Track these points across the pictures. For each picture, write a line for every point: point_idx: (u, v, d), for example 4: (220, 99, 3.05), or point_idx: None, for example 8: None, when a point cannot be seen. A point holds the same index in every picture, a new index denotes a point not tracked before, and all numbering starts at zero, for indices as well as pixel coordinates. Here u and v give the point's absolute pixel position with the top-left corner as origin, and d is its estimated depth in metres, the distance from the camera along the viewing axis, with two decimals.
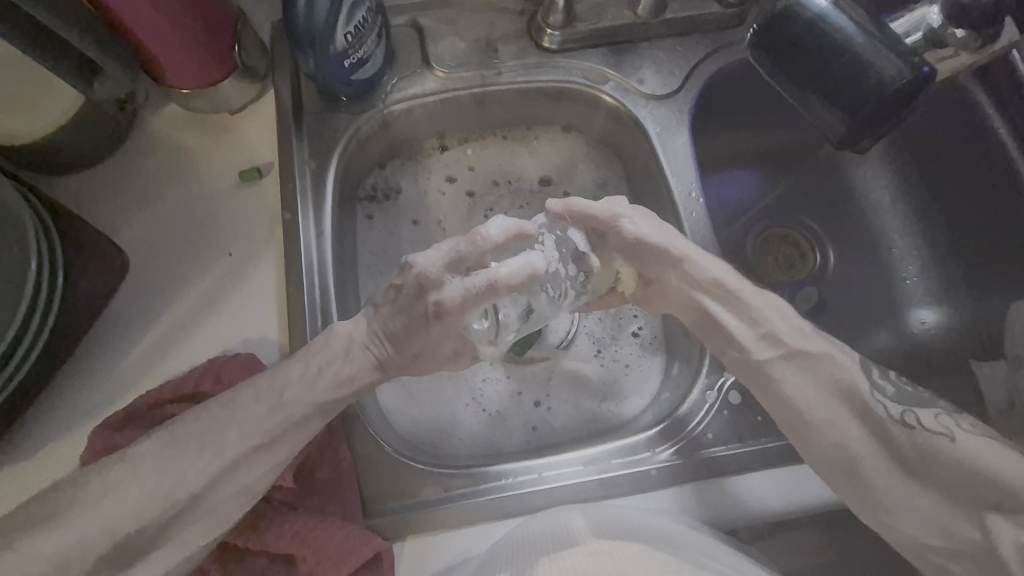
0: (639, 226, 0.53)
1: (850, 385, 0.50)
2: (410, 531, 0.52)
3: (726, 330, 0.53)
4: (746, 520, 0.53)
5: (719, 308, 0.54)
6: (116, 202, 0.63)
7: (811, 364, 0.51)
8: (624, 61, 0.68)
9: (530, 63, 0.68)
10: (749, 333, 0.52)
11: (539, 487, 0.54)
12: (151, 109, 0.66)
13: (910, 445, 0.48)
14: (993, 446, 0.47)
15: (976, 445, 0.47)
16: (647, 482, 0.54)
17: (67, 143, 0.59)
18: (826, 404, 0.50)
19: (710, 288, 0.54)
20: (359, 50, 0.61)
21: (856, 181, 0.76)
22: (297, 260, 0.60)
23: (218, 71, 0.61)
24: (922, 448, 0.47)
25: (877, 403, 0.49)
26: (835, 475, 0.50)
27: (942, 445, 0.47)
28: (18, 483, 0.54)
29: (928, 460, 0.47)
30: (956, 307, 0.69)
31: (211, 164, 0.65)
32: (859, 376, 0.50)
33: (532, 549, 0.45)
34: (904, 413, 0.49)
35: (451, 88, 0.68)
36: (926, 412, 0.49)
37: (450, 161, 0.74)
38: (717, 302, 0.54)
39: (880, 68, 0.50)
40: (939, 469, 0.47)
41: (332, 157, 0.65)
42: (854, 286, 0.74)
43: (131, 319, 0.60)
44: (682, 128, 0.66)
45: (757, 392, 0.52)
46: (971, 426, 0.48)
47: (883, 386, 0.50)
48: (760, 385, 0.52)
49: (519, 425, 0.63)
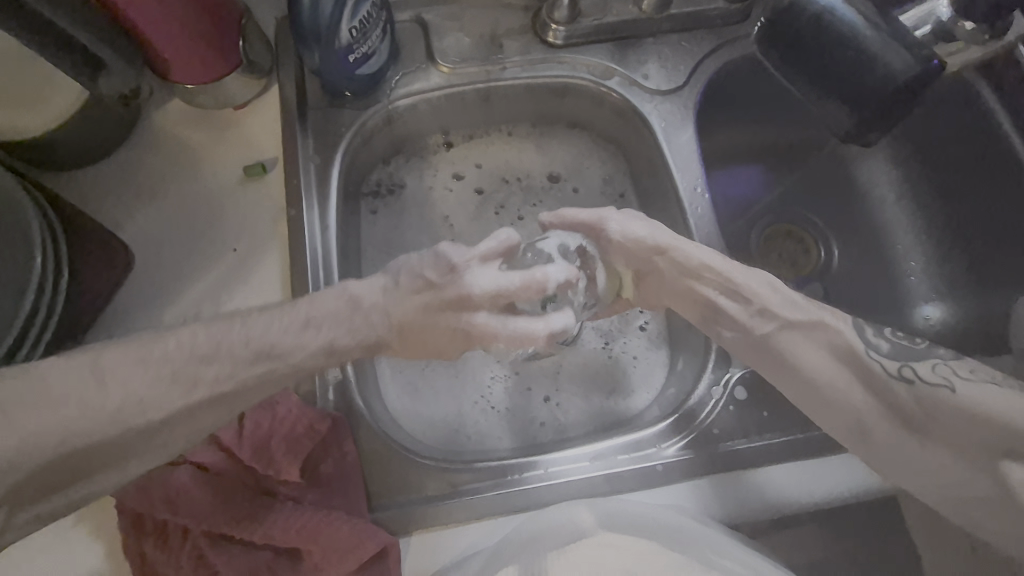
0: (625, 226, 0.55)
1: (847, 350, 0.47)
2: (416, 526, 0.52)
3: (721, 313, 0.53)
4: (752, 514, 0.53)
5: (717, 293, 0.54)
6: (121, 198, 0.63)
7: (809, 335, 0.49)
8: (629, 56, 0.68)
9: (535, 59, 0.68)
10: (741, 312, 0.52)
11: (546, 483, 0.54)
12: (156, 105, 0.66)
13: (911, 398, 0.45)
14: (999, 393, 0.42)
15: (983, 391, 0.42)
16: (652, 477, 0.54)
17: (72, 138, 0.59)
18: (829, 371, 0.48)
19: (702, 273, 0.54)
20: (364, 46, 0.61)
21: (861, 176, 0.76)
22: (302, 255, 0.60)
23: (223, 67, 0.61)
24: (924, 401, 0.44)
25: (874, 361, 0.46)
26: (851, 442, 0.48)
27: (945, 397, 0.43)
28: None
29: (933, 415, 0.43)
30: (961, 303, 0.69)
31: (216, 160, 0.65)
32: (854, 337, 0.48)
33: (537, 546, 0.45)
34: (901, 368, 0.46)
35: (456, 84, 0.68)
36: (925, 364, 0.45)
37: (454, 157, 0.74)
38: (714, 288, 0.54)
39: (888, 62, 0.50)
40: (947, 424, 0.43)
41: (337, 152, 0.65)
42: (859, 282, 0.73)
43: (136, 314, 0.60)
44: (688, 124, 0.66)
45: (767, 367, 0.51)
46: (974, 373, 0.44)
47: (878, 344, 0.47)
48: (769, 360, 0.50)
49: (525, 421, 0.63)
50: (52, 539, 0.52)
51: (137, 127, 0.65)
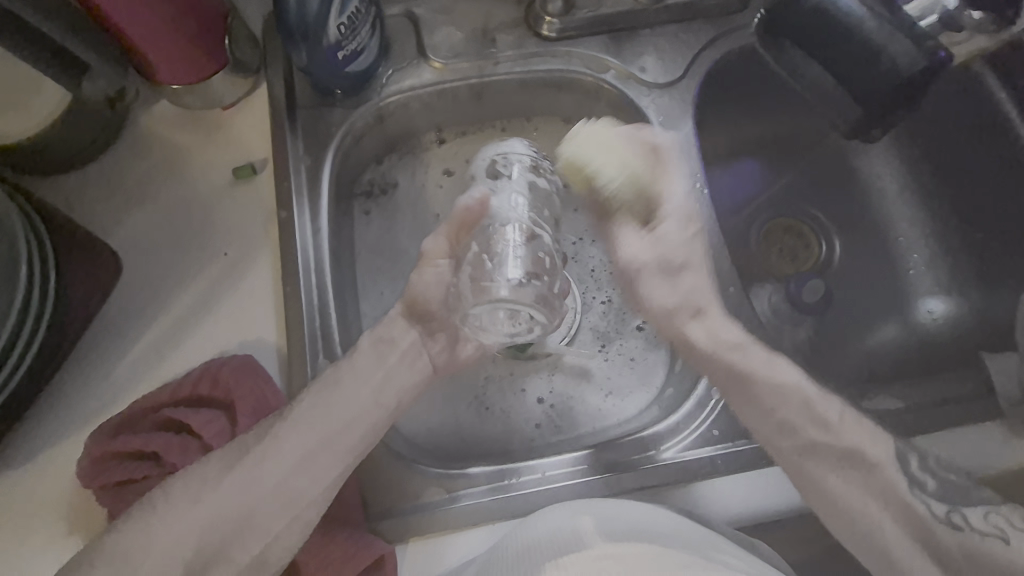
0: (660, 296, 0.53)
1: None
2: (412, 534, 0.52)
3: (750, 405, 0.51)
4: (752, 515, 0.52)
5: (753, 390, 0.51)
6: (109, 203, 0.62)
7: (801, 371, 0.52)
8: (626, 49, 0.66)
9: (528, 53, 0.66)
10: (768, 416, 0.51)
11: (544, 487, 0.53)
12: (141, 106, 0.65)
13: (957, 545, 0.46)
14: None
15: None
16: (653, 481, 0.53)
17: (57, 145, 0.58)
18: (860, 501, 0.49)
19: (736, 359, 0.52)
20: (353, 42, 0.59)
21: (863, 169, 0.74)
22: (293, 258, 0.59)
23: (211, 67, 0.60)
24: (970, 550, 0.46)
25: (919, 502, 0.48)
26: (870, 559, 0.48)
27: (997, 548, 0.45)
28: (13, 491, 0.53)
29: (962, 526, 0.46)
30: (965, 297, 0.68)
31: (204, 162, 0.64)
32: (899, 476, 0.48)
33: (533, 556, 0.44)
34: (949, 513, 0.47)
35: (448, 80, 0.66)
36: (975, 510, 0.47)
37: (447, 155, 0.72)
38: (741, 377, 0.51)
39: (894, 54, 0.49)
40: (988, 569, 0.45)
41: (327, 153, 0.63)
42: (861, 276, 0.72)
43: (126, 322, 0.59)
44: (685, 118, 0.64)
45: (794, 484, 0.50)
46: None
47: (923, 483, 0.48)
48: (795, 478, 0.50)
49: (522, 423, 0.63)
50: (45, 551, 0.52)
51: (125, 129, 0.64)
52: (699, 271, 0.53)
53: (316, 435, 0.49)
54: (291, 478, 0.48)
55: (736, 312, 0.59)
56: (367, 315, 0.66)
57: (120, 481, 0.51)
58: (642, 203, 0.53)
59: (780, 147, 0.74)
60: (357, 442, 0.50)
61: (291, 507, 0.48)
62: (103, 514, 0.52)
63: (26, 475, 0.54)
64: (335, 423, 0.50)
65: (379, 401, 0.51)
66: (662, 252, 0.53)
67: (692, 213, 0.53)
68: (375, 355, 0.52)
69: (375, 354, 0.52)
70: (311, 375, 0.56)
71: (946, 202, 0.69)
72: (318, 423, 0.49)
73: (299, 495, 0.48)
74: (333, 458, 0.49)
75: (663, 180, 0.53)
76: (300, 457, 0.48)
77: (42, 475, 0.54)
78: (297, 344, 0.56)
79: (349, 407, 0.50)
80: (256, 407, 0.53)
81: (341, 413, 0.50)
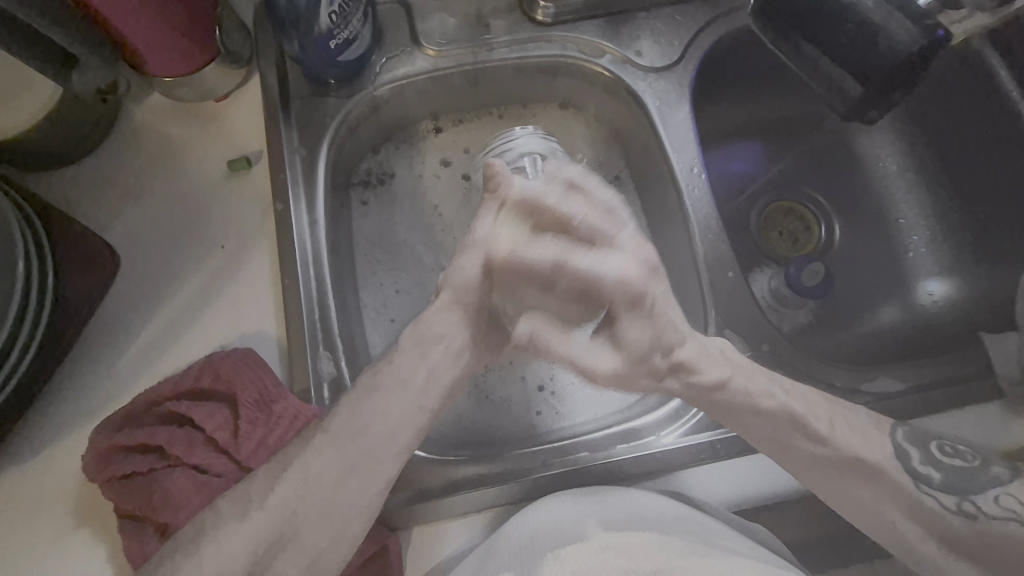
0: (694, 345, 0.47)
1: None
2: (417, 522, 0.52)
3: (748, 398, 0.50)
4: (754, 499, 0.53)
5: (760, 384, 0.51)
6: (104, 198, 0.62)
7: (831, 420, 0.51)
8: (622, 32, 0.65)
9: (523, 38, 0.65)
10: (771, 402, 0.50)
11: (543, 474, 0.54)
12: (134, 99, 0.64)
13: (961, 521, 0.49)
14: None
15: None
16: (653, 465, 0.54)
17: (49, 141, 0.57)
18: (862, 486, 0.50)
19: None
20: (345, 31, 0.58)
21: (864, 151, 0.74)
22: (291, 250, 0.59)
23: (201, 57, 0.59)
24: (980, 527, 0.49)
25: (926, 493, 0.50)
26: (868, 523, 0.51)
27: (999, 512, 0.49)
28: (18, 488, 0.54)
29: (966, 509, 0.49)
30: (965, 277, 0.67)
31: (200, 155, 0.63)
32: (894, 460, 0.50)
33: (534, 546, 0.44)
34: (961, 503, 0.49)
35: (443, 67, 0.65)
36: (985, 496, 0.49)
37: (446, 144, 0.72)
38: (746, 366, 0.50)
39: (891, 33, 0.49)
40: (990, 543, 0.49)
41: (322, 144, 0.63)
42: (861, 259, 0.72)
43: (126, 317, 0.59)
44: (683, 102, 0.64)
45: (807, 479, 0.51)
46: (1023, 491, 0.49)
47: (929, 477, 0.50)
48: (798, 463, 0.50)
49: (526, 410, 0.63)
50: (54, 544, 0.52)
51: (117, 122, 0.63)
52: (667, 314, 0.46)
53: (351, 452, 0.47)
54: (331, 498, 0.47)
55: (735, 297, 0.59)
56: (367, 306, 0.66)
57: (127, 474, 0.51)
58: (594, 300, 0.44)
59: (779, 129, 0.73)
60: (395, 452, 0.48)
61: (333, 519, 0.47)
62: (108, 507, 0.53)
63: (31, 471, 0.54)
64: (375, 438, 0.48)
65: (420, 409, 0.49)
66: (643, 296, 0.43)
67: (631, 270, 0.42)
68: (416, 357, 0.50)
69: (415, 350, 0.50)
70: (312, 365, 0.56)
71: (947, 182, 0.69)
72: (356, 440, 0.48)
73: (341, 507, 0.47)
74: (370, 467, 0.48)
75: (596, 264, 0.41)
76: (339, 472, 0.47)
77: (48, 470, 0.54)
78: (296, 336, 0.57)
79: (374, 431, 0.48)
80: (258, 398, 0.53)
81: (371, 434, 0.48)
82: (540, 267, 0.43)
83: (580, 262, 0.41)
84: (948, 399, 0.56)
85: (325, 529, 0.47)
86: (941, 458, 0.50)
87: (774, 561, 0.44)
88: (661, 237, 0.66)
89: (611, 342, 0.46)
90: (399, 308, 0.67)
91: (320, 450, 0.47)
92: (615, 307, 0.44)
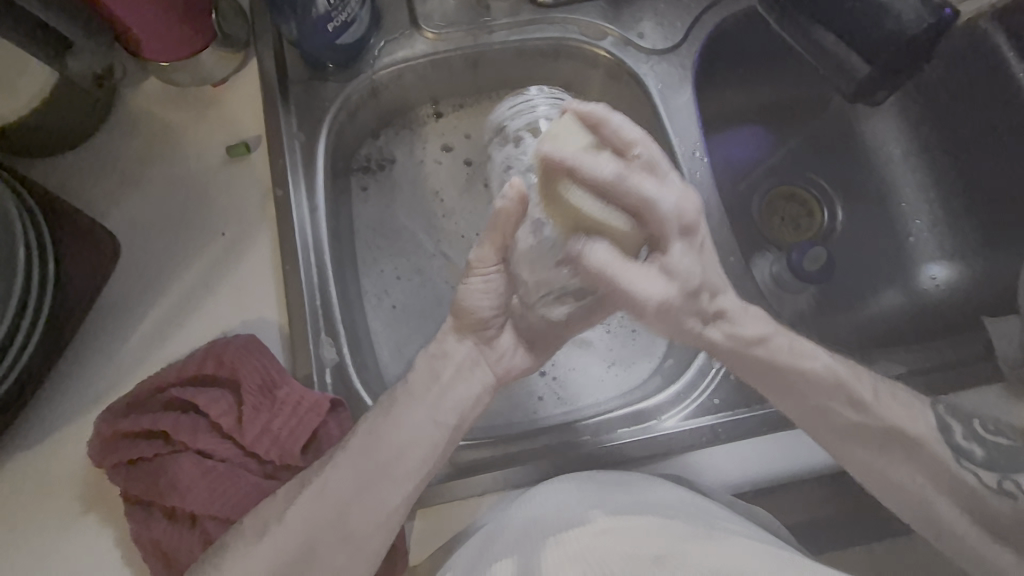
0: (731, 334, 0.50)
1: None
2: (421, 505, 0.53)
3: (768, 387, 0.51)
4: (761, 484, 0.53)
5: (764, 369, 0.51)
6: (104, 185, 0.61)
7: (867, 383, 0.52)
8: (623, 14, 0.65)
9: (524, 20, 0.65)
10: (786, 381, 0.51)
11: (547, 457, 0.55)
12: (131, 85, 0.63)
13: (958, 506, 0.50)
14: None
15: None
16: (654, 449, 0.54)
17: (46, 126, 0.57)
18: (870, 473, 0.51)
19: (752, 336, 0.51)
20: (343, 13, 0.58)
21: (867, 135, 0.73)
22: (292, 237, 0.59)
23: (197, 41, 0.58)
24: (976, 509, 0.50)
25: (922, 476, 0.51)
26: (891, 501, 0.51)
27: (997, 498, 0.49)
28: (24, 474, 0.54)
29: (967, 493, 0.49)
30: (968, 262, 0.67)
31: (199, 140, 0.63)
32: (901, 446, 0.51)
33: (537, 532, 0.44)
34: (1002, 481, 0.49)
35: (443, 50, 0.65)
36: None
37: (446, 129, 0.71)
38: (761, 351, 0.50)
39: (899, 12, 0.51)
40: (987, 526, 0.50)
41: (321, 129, 0.63)
42: (864, 243, 0.71)
43: (128, 304, 0.59)
44: (685, 85, 0.63)
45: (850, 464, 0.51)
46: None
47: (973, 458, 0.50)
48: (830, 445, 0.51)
49: (528, 396, 0.64)
50: (61, 529, 0.53)
51: (115, 109, 0.63)
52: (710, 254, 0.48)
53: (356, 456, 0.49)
54: (354, 503, 0.48)
55: (736, 281, 0.59)
56: (368, 292, 0.66)
57: (134, 460, 0.52)
58: (642, 224, 0.44)
59: (782, 112, 0.73)
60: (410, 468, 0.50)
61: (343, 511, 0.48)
62: (115, 493, 0.54)
63: (36, 458, 0.55)
64: (392, 447, 0.49)
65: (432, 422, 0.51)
66: (684, 277, 0.45)
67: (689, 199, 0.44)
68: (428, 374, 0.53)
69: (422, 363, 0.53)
70: (314, 352, 0.56)
71: (951, 167, 0.68)
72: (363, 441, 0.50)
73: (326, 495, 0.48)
74: (390, 472, 0.49)
75: (655, 189, 0.42)
76: (359, 478, 0.48)
77: (53, 457, 0.55)
78: (299, 323, 0.57)
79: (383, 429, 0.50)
80: (262, 385, 0.53)
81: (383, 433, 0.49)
82: (599, 180, 0.41)
83: (639, 184, 0.41)
84: (950, 380, 0.56)
85: (341, 531, 0.48)
86: (985, 434, 0.50)
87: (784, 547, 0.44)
88: None
89: (662, 270, 0.45)
90: (401, 294, 0.67)
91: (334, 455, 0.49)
92: (667, 235, 0.44)
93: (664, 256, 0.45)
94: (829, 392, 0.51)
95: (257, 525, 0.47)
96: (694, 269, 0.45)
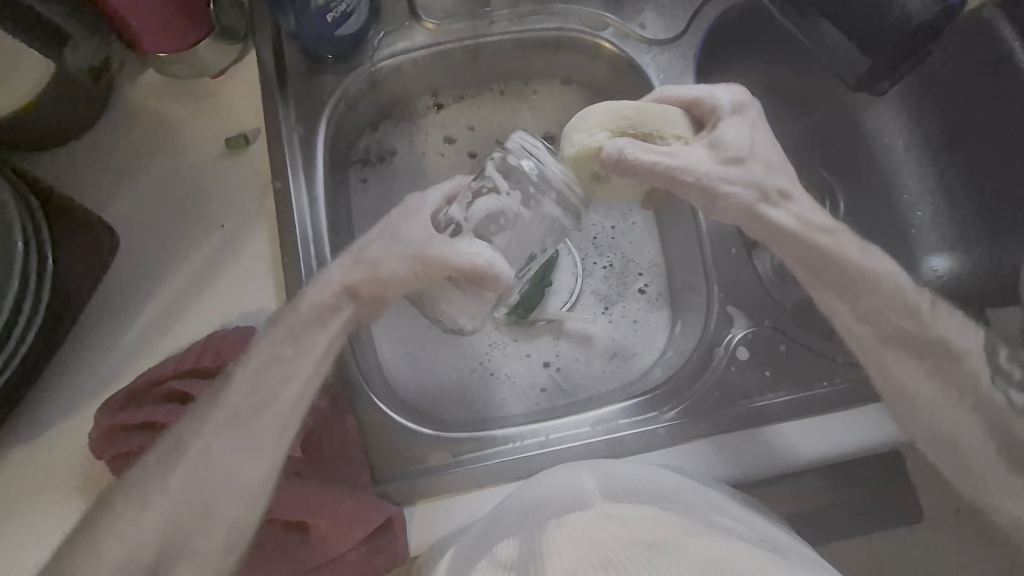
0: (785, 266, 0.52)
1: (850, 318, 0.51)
2: (420, 497, 0.53)
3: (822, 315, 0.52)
4: (772, 470, 0.54)
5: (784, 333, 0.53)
6: (102, 177, 0.61)
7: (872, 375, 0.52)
8: (625, 4, 0.64)
9: (524, 11, 0.64)
10: None
11: (547, 450, 0.54)
12: (128, 77, 0.63)
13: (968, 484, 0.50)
14: None
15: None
16: (654, 441, 0.54)
17: (42, 118, 0.56)
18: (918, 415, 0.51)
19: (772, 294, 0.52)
20: (342, 4, 0.58)
21: (870, 126, 0.73)
22: (290, 229, 0.59)
23: (194, 33, 0.58)
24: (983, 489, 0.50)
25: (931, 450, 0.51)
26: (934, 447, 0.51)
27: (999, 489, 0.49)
28: (21, 466, 0.54)
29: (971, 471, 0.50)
30: (970, 254, 0.67)
31: (197, 132, 0.62)
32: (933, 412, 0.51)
33: (537, 517, 0.44)
34: None
35: (442, 42, 0.64)
36: None
37: (447, 121, 0.71)
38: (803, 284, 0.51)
39: (903, 2, 0.51)
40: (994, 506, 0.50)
41: (321, 121, 0.62)
42: (865, 233, 0.71)
43: (126, 297, 0.59)
44: (687, 75, 0.63)
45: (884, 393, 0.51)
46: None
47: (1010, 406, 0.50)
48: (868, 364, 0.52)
49: (529, 387, 0.63)
50: (59, 520, 0.53)
51: (113, 101, 0.63)
52: (764, 134, 0.51)
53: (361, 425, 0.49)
54: (245, 460, 0.47)
55: (736, 273, 0.59)
56: None
57: (130, 453, 0.51)
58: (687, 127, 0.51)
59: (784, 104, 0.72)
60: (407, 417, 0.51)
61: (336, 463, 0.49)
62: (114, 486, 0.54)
63: (34, 451, 0.55)
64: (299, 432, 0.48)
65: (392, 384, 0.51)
66: (731, 144, 0.50)
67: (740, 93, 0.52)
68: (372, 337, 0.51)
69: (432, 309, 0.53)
70: None
71: (953, 158, 0.68)
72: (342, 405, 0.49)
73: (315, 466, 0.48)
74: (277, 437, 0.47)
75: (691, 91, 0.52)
76: (246, 443, 0.47)
77: (51, 450, 0.55)
78: None
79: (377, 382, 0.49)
80: None
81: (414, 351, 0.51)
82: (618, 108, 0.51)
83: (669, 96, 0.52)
84: None
85: (239, 497, 0.46)
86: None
87: (764, 531, 0.44)
88: (665, 213, 0.65)
89: (710, 144, 0.50)
90: None
91: (222, 421, 0.47)
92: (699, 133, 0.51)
93: (711, 136, 0.50)
94: (886, 336, 0.51)
95: (160, 494, 0.46)
96: (741, 133, 0.50)
